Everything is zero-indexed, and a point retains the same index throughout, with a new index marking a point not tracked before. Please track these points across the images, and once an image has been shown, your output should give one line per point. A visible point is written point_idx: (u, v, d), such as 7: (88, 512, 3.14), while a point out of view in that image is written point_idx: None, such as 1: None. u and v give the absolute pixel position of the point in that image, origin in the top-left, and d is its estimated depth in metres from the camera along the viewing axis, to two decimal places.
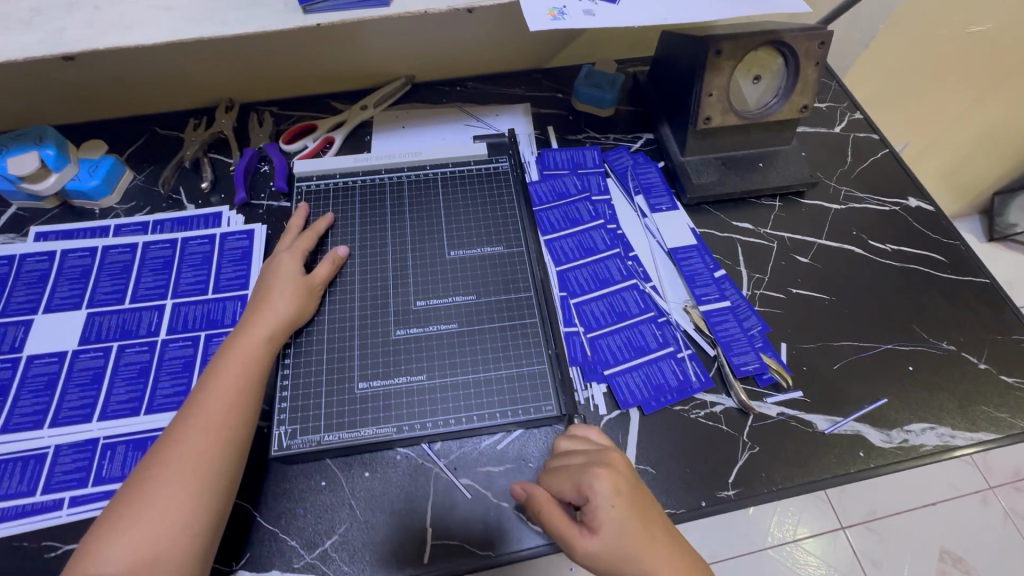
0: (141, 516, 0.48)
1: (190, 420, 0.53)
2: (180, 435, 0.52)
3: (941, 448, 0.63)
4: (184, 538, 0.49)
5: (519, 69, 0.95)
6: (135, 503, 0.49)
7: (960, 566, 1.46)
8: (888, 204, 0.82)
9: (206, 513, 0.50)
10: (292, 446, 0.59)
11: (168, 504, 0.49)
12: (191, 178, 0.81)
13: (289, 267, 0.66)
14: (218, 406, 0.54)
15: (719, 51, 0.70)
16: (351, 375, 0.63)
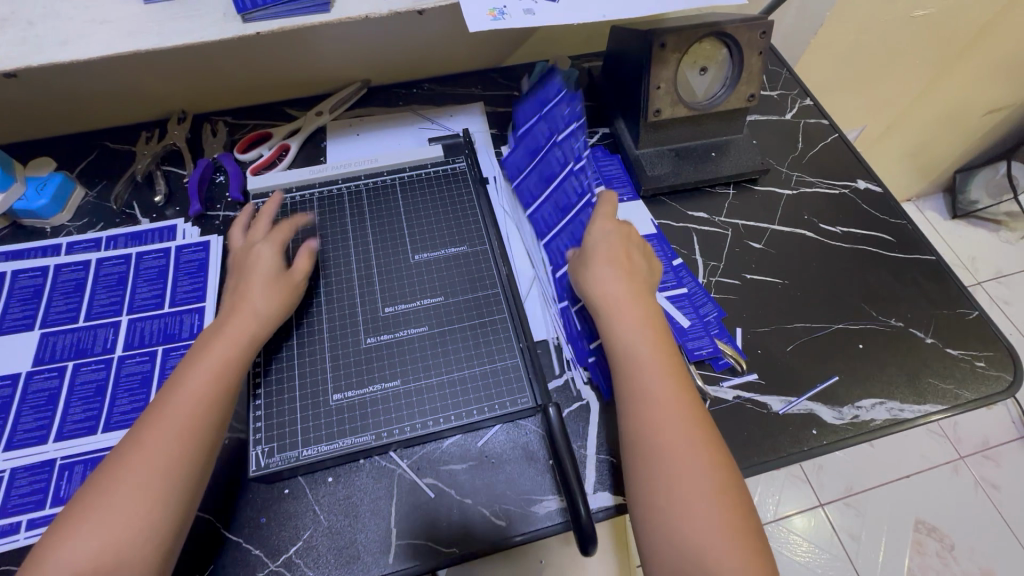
0: (98, 523, 0.46)
1: (157, 425, 0.51)
2: (144, 440, 0.50)
3: (891, 422, 0.65)
4: (150, 541, 0.46)
5: (475, 69, 0.96)
6: (89, 513, 0.47)
7: (934, 536, 1.51)
8: (838, 186, 0.84)
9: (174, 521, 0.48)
10: (270, 464, 0.58)
11: (129, 511, 0.47)
12: (145, 192, 0.80)
13: (265, 261, 0.64)
14: (192, 409, 0.52)
15: (662, 44, 0.71)
16: (325, 388, 0.62)
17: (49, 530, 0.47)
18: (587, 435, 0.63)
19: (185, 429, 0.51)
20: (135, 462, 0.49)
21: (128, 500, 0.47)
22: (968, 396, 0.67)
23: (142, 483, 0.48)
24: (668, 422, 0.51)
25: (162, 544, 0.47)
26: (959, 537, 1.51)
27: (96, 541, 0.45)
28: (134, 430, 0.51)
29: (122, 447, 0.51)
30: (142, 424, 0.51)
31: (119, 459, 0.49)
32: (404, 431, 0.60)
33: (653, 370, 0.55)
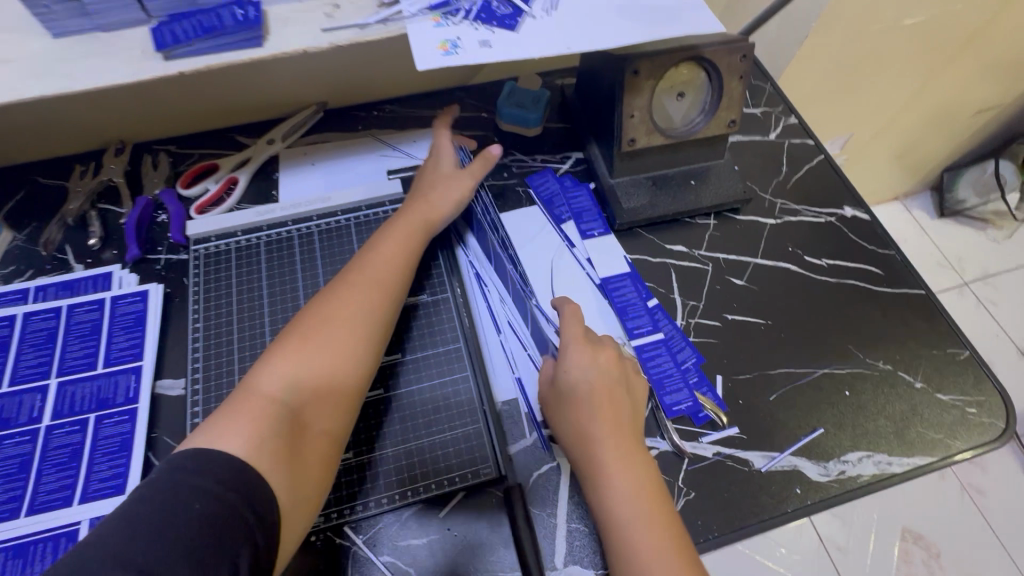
0: (300, 363, 0.53)
1: (365, 288, 0.60)
2: (332, 305, 0.58)
3: (879, 477, 0.62)
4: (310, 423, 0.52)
5: (440, 88, 0.89)
6: (306, 361, 0.54)
7: (921, 544, 1.43)
8: (824, 215, 0.80)
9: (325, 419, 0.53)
10: None
11: (313, 361, 0.54)
12: (79, 234, 0.74)
13: (444, 156, 0.73)
14: (371, 300, 0.60)
15: (636, 71, 0.66)
16: None
17: (228, 401, 0.51)
18: (556, 503, 0.58)
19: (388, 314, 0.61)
20: (347, 326, 0.57)
21: (332, 363, 0.54)
22: (959, 446, 0.63)
23: (358, 349, 0.56)
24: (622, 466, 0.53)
25: (329, 408, 0.53)
26: (942, 543, 1.44)
27: (289, 378, 0.52)
28: (370, 280, 0.61)
29: (301, 316, 0.57)
30: (366, 287, 0.60)
31: (302, 326, 0.56)
32: (355, 510, 0.57)
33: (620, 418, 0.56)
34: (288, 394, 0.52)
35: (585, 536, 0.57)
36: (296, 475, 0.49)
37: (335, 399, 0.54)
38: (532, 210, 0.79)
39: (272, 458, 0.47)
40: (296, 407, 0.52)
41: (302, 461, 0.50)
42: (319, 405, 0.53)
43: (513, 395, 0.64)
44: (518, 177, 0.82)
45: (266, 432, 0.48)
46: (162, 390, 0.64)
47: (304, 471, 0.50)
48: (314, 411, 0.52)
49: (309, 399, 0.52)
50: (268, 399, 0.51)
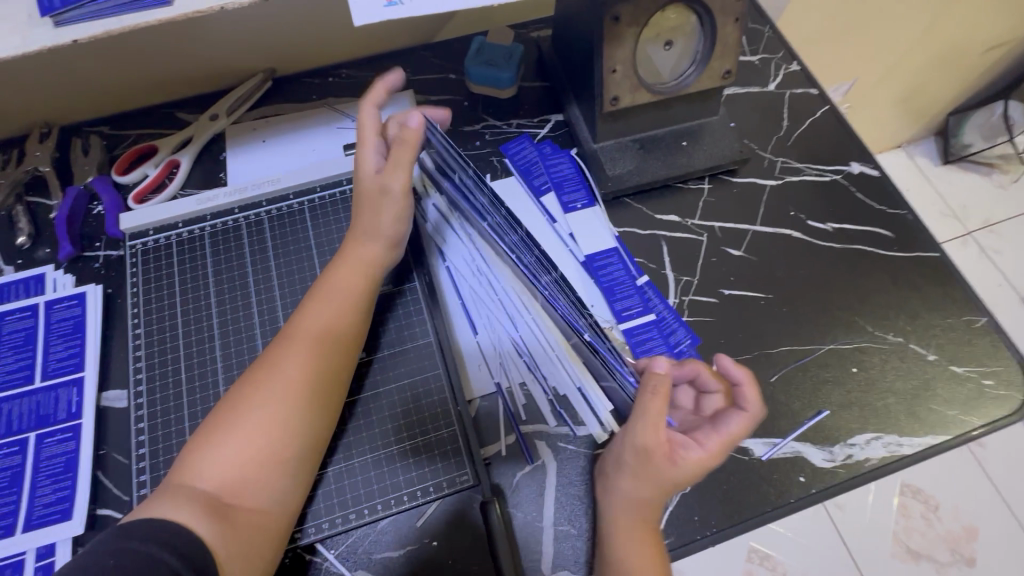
0: (237, 443, 0.48)
1: (308, 347, 0.53)
2: (270, 370, 0.52)
3: (888, 460, 0.57)
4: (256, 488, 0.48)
5: (402, 48, 0.80)
6: (244, 440, 0.48)
7: (920, 499, 1.17)
8: (829, 172, 0.73)
9: (274, 478, 0.48)
10: None
11: (249, 440, 0.48)
12: (6, 232, 0.66)
13: (369, 167, 0.58)
14: (314, 346, 0.53)
15: (616, 17, 0.57)
16: None
17: (175, 467, 0.48)
18: (541, 505, 0.55)
19: (339, 371, 0.54)
20: (286, 394, 0.50)
21: (271, 438, 0.49)
22: (975, 422, 0.59)
23: (300, 419, 0.50)
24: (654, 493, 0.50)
25: (278, 486, 0.49)
26: (943, 496, 1.18)
27: (227, 462, 0.47)
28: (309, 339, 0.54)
29: (237, 386, 0.51)
30: (308, 345, 0.53)
31: (237, 399, 0.50)
32: (324, 528, 0.53)
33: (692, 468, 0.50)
34: (226, 482, 0.47)
35: (574, 541, 0.53)
36: (247, 566, 0.45)
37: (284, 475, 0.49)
38: (508, 180, 0.72)
39: (218, 538, 0.44)
40: (239, 494, 0.47)
41: (253, 543, 0.46)
42: (264, 486, 0.48)
43: (491, 390, 0.60)
44: (491, 145, 0.74)
45: (208, 521, 0.44)
46: (107, 403, 0.58)
47: (240, 530, 0.45)
48: (262, 489, 0.48)
49: (254, 475, 0.48)
50: (207, 484, 0.46)
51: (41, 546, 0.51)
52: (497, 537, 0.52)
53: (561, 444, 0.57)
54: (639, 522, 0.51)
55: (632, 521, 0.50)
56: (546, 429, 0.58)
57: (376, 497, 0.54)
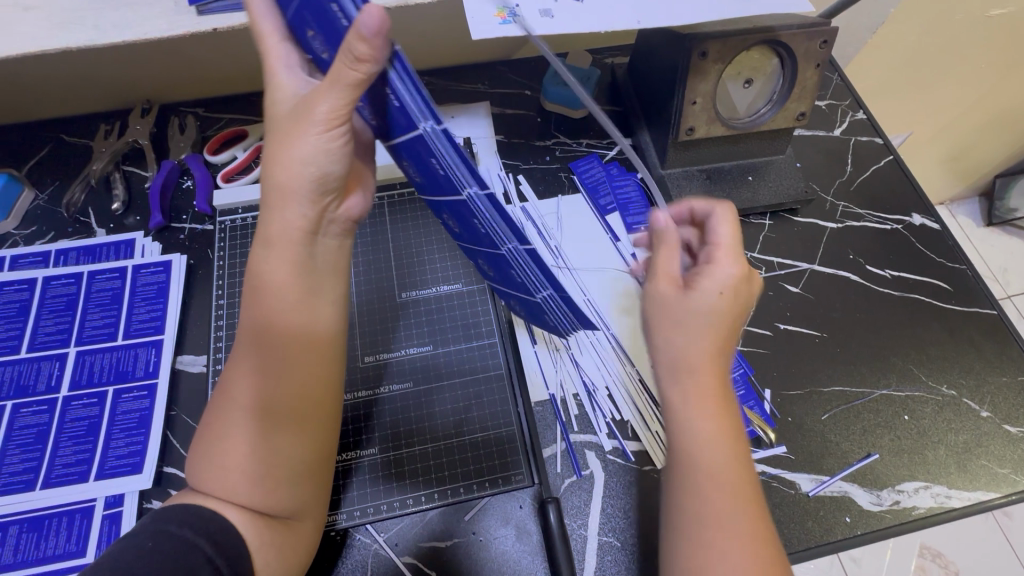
0: (236, 447, 0.46)
1: (258, 360, 0.47)
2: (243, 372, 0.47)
3: (935, 511, 0.57)
4: (273, 492, 0.46)
5: (482, 61, 0.84)
6: (245, 442, 0.46)
7: (939, 562, 1.13)
8: (890, 221, 0.74)
9: (285, 480, 0.47)
10: None
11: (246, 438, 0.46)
12: (102, 198, 0.70)
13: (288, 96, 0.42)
14: (302, 342, 0.47)
15: (703, 53, 0.59)
16: None
17: (189, 473, 0.47)
18: (587, 513, 0.56)
19: (308, 361, 0.48)
20: (245, 405, 0.46)
21: (269, 436, 0.46)
22: None
23: (258, 424, 0.46)
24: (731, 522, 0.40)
25: (297, 485, 0.47)
26: (964, 563, 1.14)
27: (240, 468, 0.45)
28: (253, 326, 0.47)
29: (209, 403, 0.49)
30: (255, 340, 0.47)
31: (225, 399, 0.48)
32: (381, 509, 0.56)
33: (725, 495, 0.41)
34: (225, 488, 0.45)
35: (617, 552, 0.54)
36: (283, 557, 0.46)
37: (281, 474, 0.46)
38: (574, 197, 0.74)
39: (252, 530, 0.45)
40: (255, 498, 0.45)
41: (288, 539, 0.47)
42: (269, 490, 0.46)
43: (546, 397, 0.61)
44: (561, 161, 0.77)
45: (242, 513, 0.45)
46: (182, 366, 0.61)
47: (271, 528, 0.46)
48: (247, 486, 0.45)
49: (263, 473, 0.46)
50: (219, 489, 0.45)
51: (112, 495, 0.54)
52: (554, 537, 0.53)
53: (610, 457, 0.58)
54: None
55: (717, 459, 0.42)
56: (595, 440, 0.59)
57: (411, 487, 0.57)
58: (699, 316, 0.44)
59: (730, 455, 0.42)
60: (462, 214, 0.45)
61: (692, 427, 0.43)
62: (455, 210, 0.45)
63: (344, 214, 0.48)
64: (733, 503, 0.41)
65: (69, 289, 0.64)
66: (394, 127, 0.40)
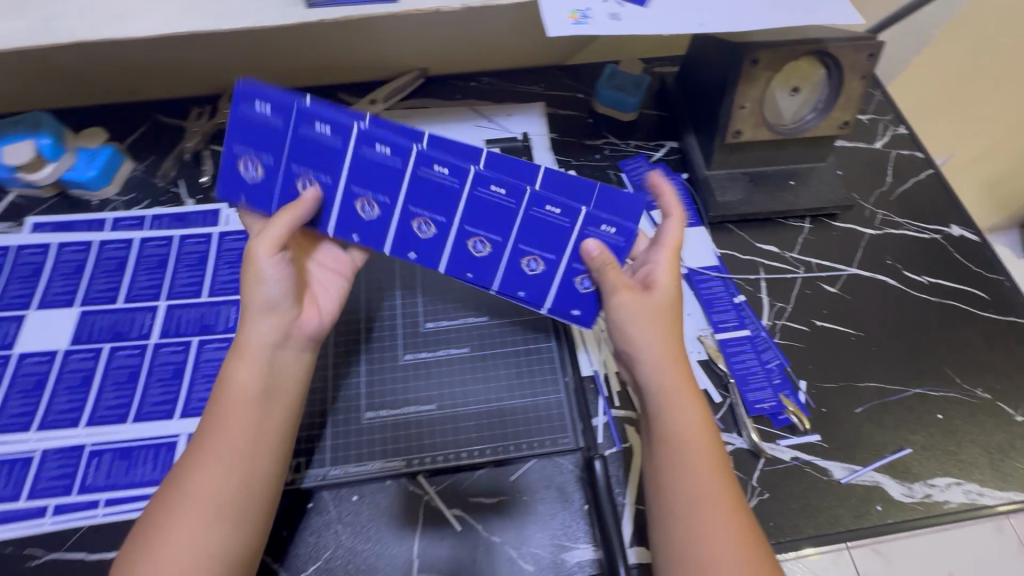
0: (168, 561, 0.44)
1: (217, 455, 0.48)
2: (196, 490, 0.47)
3: (966, 507, 0.59)
4: (211, 542, 0.46)
5: (538, 65, 0.90)
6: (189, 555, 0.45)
7: None
8: (929, 231, 0.76)
9: (221, 531, 0.46)
10: (298, 478, 0.57)
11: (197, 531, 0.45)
12: (192, 171, 0.78)
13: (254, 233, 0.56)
14: (243, 397, 0.50)
15: (754, 61, 0.64)
16: (357, 402, 0.61)
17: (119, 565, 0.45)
18: (627, 483, 0.58)
19: (244, 414, 0.50)
20: (206, 498, 0.47)
21: (203, 536, 0.46)
22: None
23: (214, 518, 0.46)
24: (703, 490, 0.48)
25: (235, 533, 0.47)
26: None
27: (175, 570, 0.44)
28: (204, 423, 0.50)
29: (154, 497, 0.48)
30: (208, 474, 0.47)
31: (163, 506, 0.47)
32: (436, 460, 0.59)
33: (704, 473, 0.49)
34: None
35: None
36: None
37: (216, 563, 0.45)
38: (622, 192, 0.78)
39: None
40: None
41: None
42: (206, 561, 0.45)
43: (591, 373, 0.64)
44: (610, 160, 0.82)
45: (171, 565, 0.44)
46: None
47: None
48: None
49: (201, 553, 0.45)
50: None
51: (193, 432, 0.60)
52: (601, 492, 0.56)
53: None
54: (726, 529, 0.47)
55: (695, 439, 0.50)
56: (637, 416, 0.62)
57: (454, 447, 0.59)
58: (655, 310, 0.54)
59: (727, 487, 0.49)
60: (485, 224, 0.56)
61: (678, 434, 0.51)
62: (481, 226, 0.56)
63: (305, 330, 0.55)
64: (722, 501, 0.48)
65: (161, 249, 0.71)
66: (390, 177, 0.54)
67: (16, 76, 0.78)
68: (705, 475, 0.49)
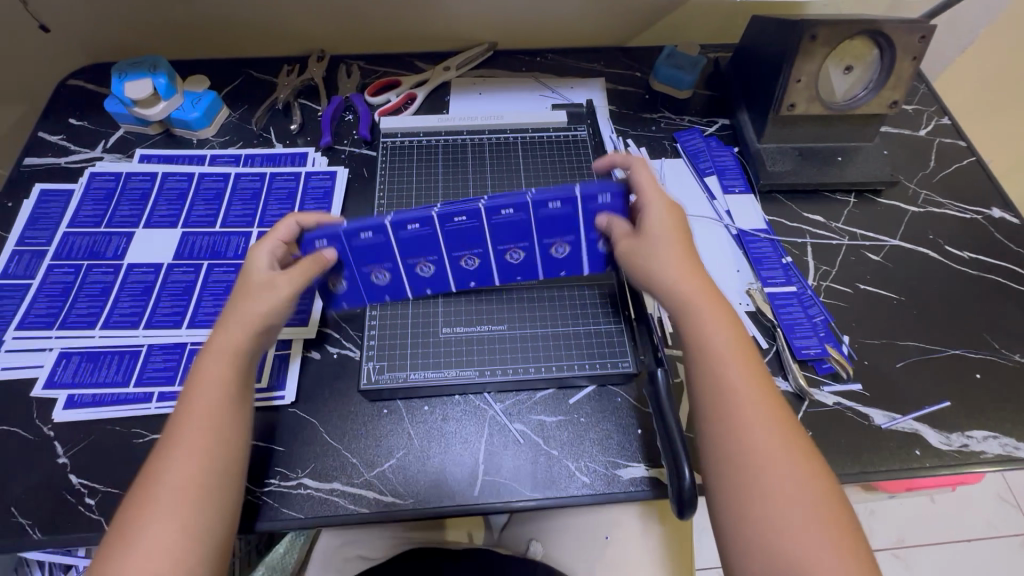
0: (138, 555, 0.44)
1: (201, 413, 0.50)
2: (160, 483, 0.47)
3: (1003, 458, 0.62)
4: (184, 531, 0.45)
5: (599, 45, 0.97)
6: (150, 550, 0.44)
7: None
8: (970, 212, 0.80)
9: (194, 519, 0.46)
10: (380, 381, 0.62)
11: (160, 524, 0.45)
12: (281, 120, 0.85)
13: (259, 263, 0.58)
14: (210, 397, 0.51)
15: (813, 36, 0.69)
16: (436, 321, 0.66)
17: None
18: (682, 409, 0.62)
19: (211, 407, 0.51)
20: (176, 487, 0.47)
21: (177, 519, 0.45)
22: None
23: (185, 502, 0.46)
24: (746, 403, 0.48)
25: (208, 521, 0.47)
26: None
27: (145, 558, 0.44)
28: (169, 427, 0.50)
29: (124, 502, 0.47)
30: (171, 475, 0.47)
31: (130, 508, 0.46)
32: (507, 372, 0.64)
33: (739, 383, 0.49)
34: None
35: None
36: None
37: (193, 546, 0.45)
38: (677, 161, 0.84)
39: None
40: None
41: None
42: (174, 551, 0.44)
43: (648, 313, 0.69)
44: (665, 132, 0.87)
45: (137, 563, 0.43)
46: None
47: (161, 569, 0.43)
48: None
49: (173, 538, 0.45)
50: None
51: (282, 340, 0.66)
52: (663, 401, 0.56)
53: None
54: (770, 437, 0.47)
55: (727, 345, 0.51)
56: None
57: (522, 362, 0.64)
58: (658, 234, 0.57)
59: (763, 388, 0.49)
60: (514, 239, 0.63)
61: (712, 342, 0.51)
62: (510, 241, 0.63)
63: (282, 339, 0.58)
64: (763, 407, 0.48)
65: (254, 183, 0.78)
66: (428, 247, 0.62)
67: (134, 27, 0.87)
68: (738, 376, 0.50)
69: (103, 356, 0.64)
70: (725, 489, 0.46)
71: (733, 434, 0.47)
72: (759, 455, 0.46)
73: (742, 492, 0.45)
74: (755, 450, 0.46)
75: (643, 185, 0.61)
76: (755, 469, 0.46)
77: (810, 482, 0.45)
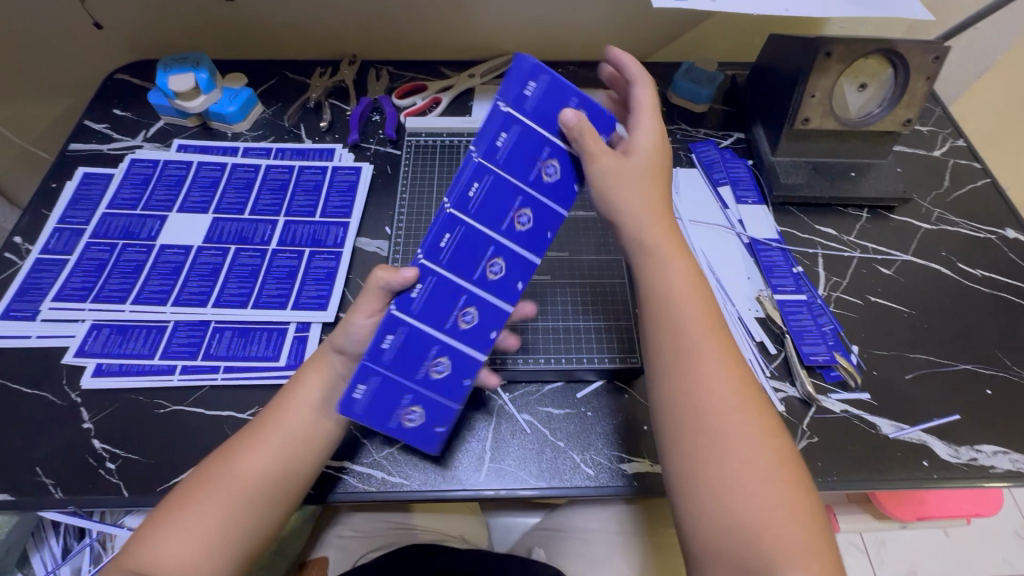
0: (191, 531, 0.48)
1: (273, 436, 0.52)
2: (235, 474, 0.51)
3: (1013, 474, 0.61)
4: (230, 527, 0.49)
5: None
6: (202, 531, 0.48)
7: None
8: (984, 231, 0.80)
9: (242, 524, 0.50)
10: None
11: (217, 512, 0.49)
12: (312, 118, 0.89)
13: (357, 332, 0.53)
14: (302, 423, 0.53)
15: (828, 53, 0.71)
16: None
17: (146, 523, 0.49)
18: None
19: (300, 438, 0.53)
20: (242, 485, 0.50)
21: (234, 513, 0.49)
22: None
23: (241, 504, 0.50)
24: (710, 368, 0.49)
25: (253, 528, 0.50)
26: None
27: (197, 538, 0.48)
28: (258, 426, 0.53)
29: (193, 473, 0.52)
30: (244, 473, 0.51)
31: (200, 479, 0.51)
32: (518, 362, 0.65)
33: (704, 347, 0.49)
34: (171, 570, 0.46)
35: None
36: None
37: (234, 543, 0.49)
38: (691, 170, 0.86)
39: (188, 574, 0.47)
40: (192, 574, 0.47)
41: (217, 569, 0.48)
42: (220, 545, 0.48)
43: None
44: (681, 142, 0.89)
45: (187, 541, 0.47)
46: (361, 245, 0.76)
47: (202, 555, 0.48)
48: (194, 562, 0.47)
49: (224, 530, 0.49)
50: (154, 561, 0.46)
51: (301, 323, 0.68)
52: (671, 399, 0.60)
53: None
54: (732, 406, 0.47)
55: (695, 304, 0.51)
56: None
57: (532, 352, 0.66)
58: (641, 158, 0.54)
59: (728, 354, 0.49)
60: (505, 204, 0.51)
61: (677, 298, 0.51)
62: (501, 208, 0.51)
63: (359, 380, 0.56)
64: (730, 379, 0.48)
65: (283, 175, 0.81)
66: (449, 296, 0.52)
67: (180, 27, 0.92)
68: (700, 330, 0.50)
69: (132, 329, 0.67)
70: (681, 449, 0.47)
71: (696, 391, 0.48)
72: (717, 418, 0.47)
73: (696, 461, 0.46)
74: (716, 409, 0.47)
75: (643, 106, 0.57)
76: (718, 435, 0.46)
77: (764, 444, 0.46)
